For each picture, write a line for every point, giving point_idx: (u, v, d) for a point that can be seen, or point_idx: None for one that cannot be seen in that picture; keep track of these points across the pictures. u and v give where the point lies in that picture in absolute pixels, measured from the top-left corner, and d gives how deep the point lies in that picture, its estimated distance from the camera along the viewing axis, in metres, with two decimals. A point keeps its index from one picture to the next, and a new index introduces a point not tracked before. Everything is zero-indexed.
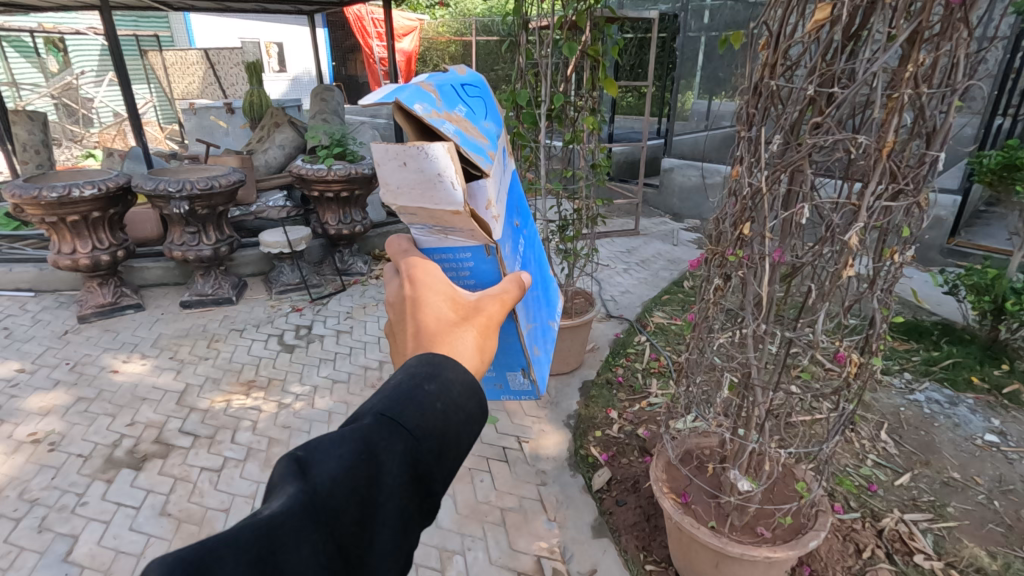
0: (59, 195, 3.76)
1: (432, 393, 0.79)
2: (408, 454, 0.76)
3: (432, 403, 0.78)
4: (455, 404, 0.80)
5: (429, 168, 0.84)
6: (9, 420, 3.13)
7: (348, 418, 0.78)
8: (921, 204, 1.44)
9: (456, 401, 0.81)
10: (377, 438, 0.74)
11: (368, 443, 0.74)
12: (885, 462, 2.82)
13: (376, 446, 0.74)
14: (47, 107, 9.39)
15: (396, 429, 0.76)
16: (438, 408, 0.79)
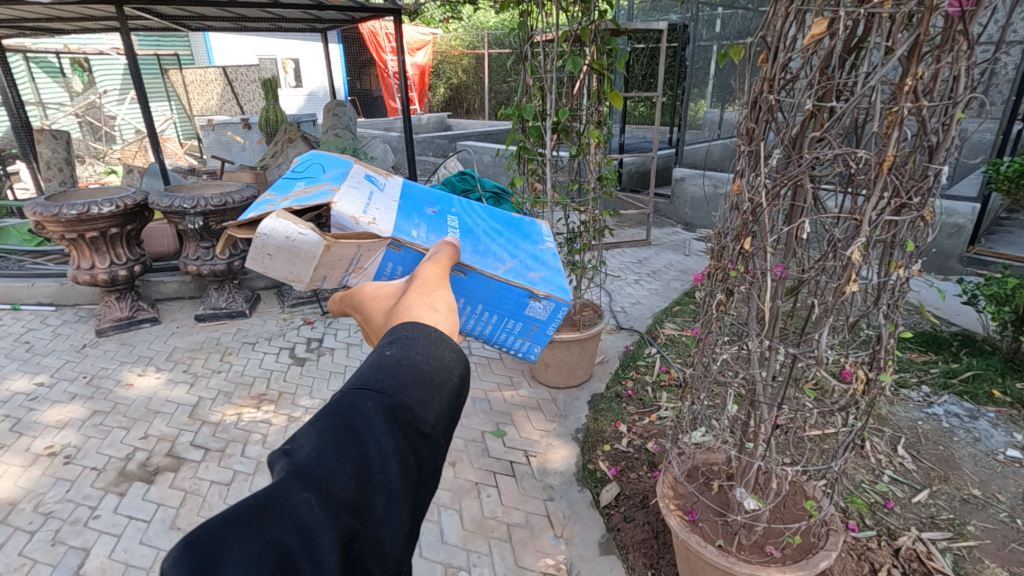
0: (79, 213, 3.86)
1: (395, 359, 0.88)
2: (382, 404, 0.82)
3: (399, 361, 0.88)
4: (406, 366, 0.87)
5: (298, 239, 1.26)
6: (27, 433, 3.20)
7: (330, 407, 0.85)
8: (926, 217, 1.41)
9: (417, 359, 0.89)
10: (348, 404, 0.82)
11: (341, 415, 0.80)
12: (901, 478, 2.75)
13: (352, 409, 0.81)
14: (71, 125, 9.68)
15: (364, 392, 0.83)
16: (404, 364, 0.87)
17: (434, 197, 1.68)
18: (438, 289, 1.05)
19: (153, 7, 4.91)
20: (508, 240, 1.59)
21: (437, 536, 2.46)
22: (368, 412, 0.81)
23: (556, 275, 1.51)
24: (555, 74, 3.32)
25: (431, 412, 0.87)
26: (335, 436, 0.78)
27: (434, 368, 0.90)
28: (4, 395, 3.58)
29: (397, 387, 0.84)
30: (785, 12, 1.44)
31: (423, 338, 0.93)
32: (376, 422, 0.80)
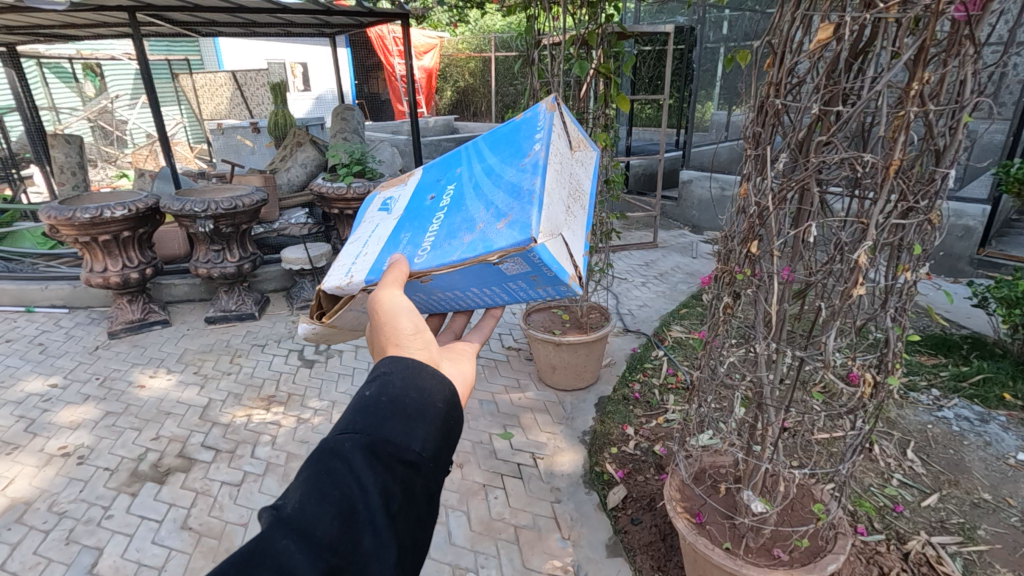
0: (92, 217, 3.92)
1: (373, 396, 0.93)
2: (360, 442, 0.85)
3: (378, 398, 0.93)
4: (382, 401, 0.92)
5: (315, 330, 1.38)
6: (41, 434, 3.25)
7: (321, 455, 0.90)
8: (933, 221, 1.41)
9: (394, 394, 0.94)
10: (329, 450, 0.85)
11: (321, 456, 0.84)
12: (911, 482, 2.74)
13: (332, 454, 0.84)
14: (83, 129, 9.81)
15: (344, 434, 0.87)
16: (383, 401, 0.92)
17: (442, 166, 1.55)
18: (391, 321, 1.06)
19: (165, 13, 4.98)
20: (493, 179, 1.33)
21: (445, 537, 2.47)
22: (346, 452, 0.84)
23: (526, 208, 1.17)
24: (562, 78, 3.33)
25: (414, 440, 0.90)
26: (319, 481, 0.81)
27: (414, 400, 0.94)
28: (19, 396, 3.64)
29: (376, 424, 0.89)
30: (792, 17, 1.45)
31: (398, 372, 0.97)
32: (357, 458, 0.84)
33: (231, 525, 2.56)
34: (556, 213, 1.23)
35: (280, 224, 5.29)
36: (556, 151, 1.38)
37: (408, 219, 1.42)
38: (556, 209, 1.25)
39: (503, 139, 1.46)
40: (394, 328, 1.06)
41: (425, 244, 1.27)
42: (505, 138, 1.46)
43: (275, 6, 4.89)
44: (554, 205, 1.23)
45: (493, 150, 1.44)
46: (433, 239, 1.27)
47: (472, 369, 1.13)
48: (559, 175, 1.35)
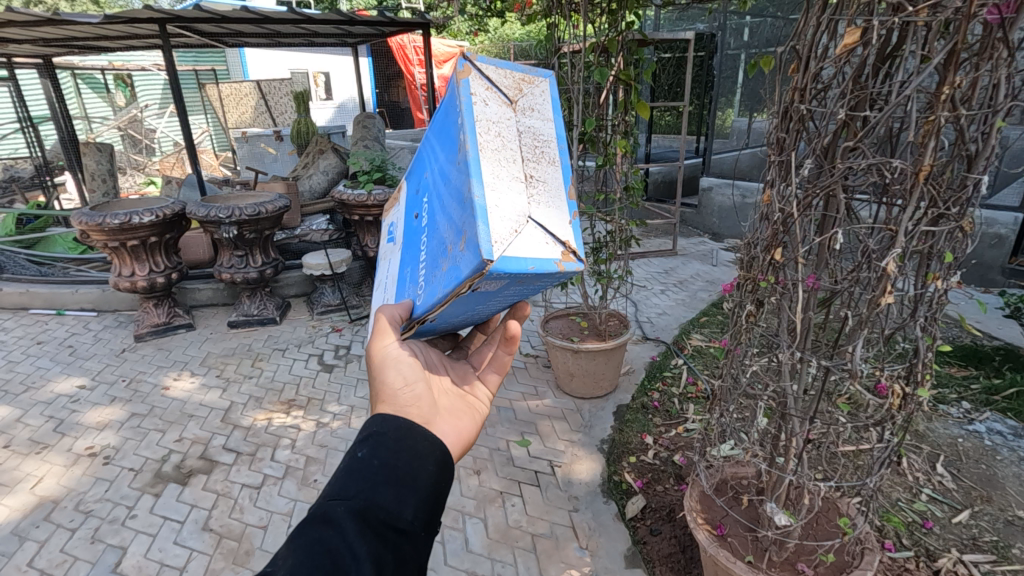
0: (121, 222, 4.02)
1: (363, 457, 0.93)
2: (353, 508, 0.86)
3: (371, 459, 0.93)
4: (374, 463, 0.93)
5: None
6: (69, 434, 3.32)
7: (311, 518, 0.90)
8: (965, 228, 1.37)
9: (388, 454, 0.95)
10: (319, 515, 0.85)
11: (312, 523, 0.84)
12: (941, 497, 2.66)
13: (324, 519, 0.85)
14: (113, 138, 10.09)
15: (335, 500, 0.87)
16: (377, 463, 0.93)
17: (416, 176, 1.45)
18: (380, 372, 1.12)
19: (194, 26, 5.11)
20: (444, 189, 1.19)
21: (462, 544, 2.46)
22: (339, 518, 0.85)
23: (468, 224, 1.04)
24: (581, 85, 3.34)
25: (406, 506, 0.90)
26: (309, 550, 0.81)
27: (408, 461, 0.96)
28: (49, 397, 3.73)
29: (369, 488, 0.90)
30: (817, 22, 1.44)
31: (391, 433, 0.99)
32: (347, 524, 0.84)
33: (251, 527, 2.59)
34: (508, 206, 1.08)
35: (301, 230, 5.36)
36: (491, 114, 1.15)
37: (408, 250, 1.38)
38: (507, 199, 1.08)
39: (444, 127, 1.27)
40: (383, 381, 1.12)
41: (419, 282, 1.22)
42: (446, 125, 1.26)
43: (299, 17, 4.98)
44: (502, 199, 1.07)
45: (439, 149, 1.28)
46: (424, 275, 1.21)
47: (467, 427, 1.15)
48: (500, 147, 1.13)
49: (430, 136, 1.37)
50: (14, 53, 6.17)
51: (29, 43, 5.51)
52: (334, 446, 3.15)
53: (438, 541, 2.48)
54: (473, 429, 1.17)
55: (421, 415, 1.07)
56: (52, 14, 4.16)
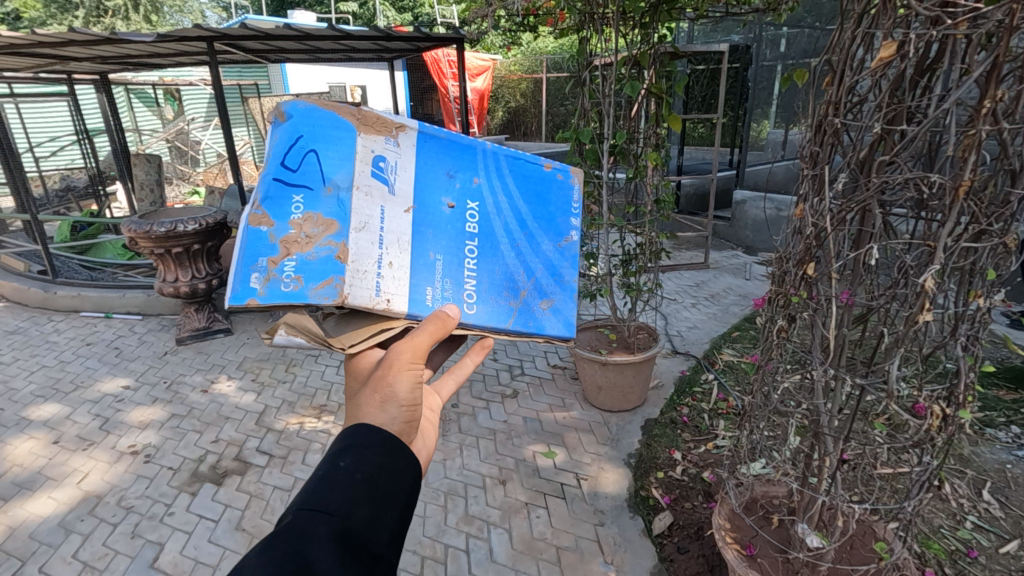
0: (166, 230, 4.21)
1: (346, 469, 0.98)
2: (332, 525, 0.90)
3: (353, 473, 0.98)
4: (357, 478, 0.98)
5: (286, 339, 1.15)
6: (113, 432, 3.47)
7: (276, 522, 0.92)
8: (1009, 244, 1.33)
9: (370, 472, 1.00)
10: (297, 527, 0.89)
11: (289, 533, 0.87)
12: (987, 526, 2.54)
13: (302, 533, 0.88)
14: (162, 149, 10.56)
15: (317, 516, 0.91)
16: (359, 478, 0.98)
17: (454, 157, 1.34)
18: (391, 379, 1.10)
19: (241, 43, 5.33)
20: (530, 236, 1.36)
21: (486, 554, 2.47)
22: (320, 536, 0.88)
23: (568, 302, 1.34)
24: (613, 99, 3.34)
25: (380, 528, 0.96)
26: (286, 562, 0.83)
27: (386, 480, 1.00)
28: (95, 396, 3.90)
29: (348, 505, 0.94)
30: (853, 35, 1.42)
31: (377, 444, 1.03)
32: (325, 541, 0.88)
33: None
34: None
35: None
36: None
37: (424, 226, 1.25)
38: None
39: (538, 182, 1.41)
40: (391, 389, 1.10)
41: (469, 288, 1.24)
42: (541, 182, 1.42)
43: (339, 34, 5.14)
44: None
45: (523, 189, 1.38)
46: (476, 283, 1.25)
47: (433, 441, 1.23)
48: None
49: (503, 153, 1.38)
50: (73, 70, 6.53)
51: (87, 60, 5.84)
52: None
53: (462, 550, 2.49)
54: (434, 442, 1.23)
55: (407, 427, 1.11)
56: (110, 33, 4.40)
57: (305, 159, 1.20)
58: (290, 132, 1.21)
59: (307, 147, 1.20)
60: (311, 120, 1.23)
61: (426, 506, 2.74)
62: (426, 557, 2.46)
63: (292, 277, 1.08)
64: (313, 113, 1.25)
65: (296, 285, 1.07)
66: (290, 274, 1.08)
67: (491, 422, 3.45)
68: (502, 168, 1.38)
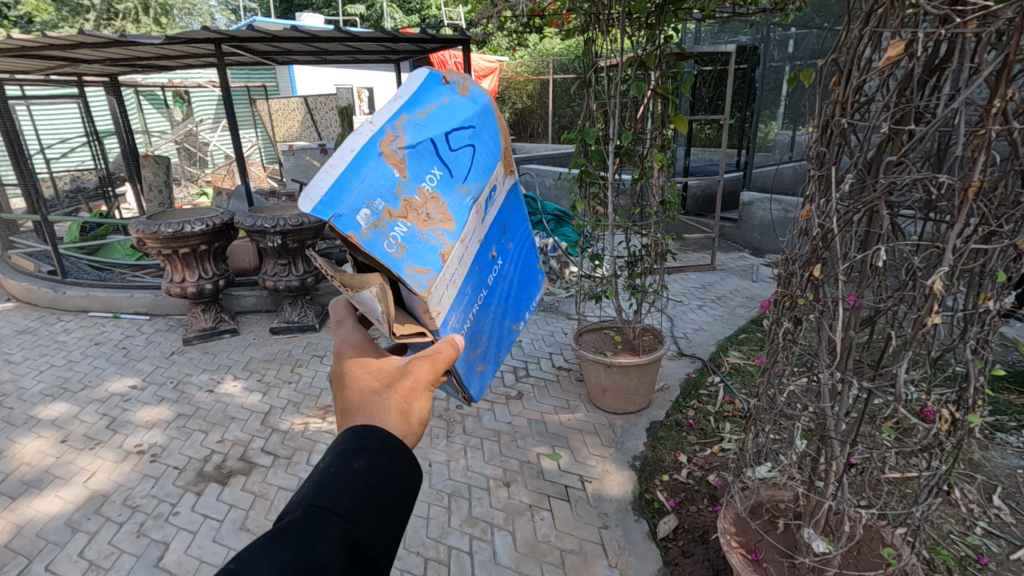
0: (173, 231, 4.23)
1: (359, 469, 0.84)
2: (345, 534, 0.78)
3: (368, 474, 0.84)
4: (373, 482, 0.84)
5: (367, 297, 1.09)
6: (120, 431, 3.49)
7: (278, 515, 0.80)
8: (1020, 246, 1.30)
9: (384, 479, 0.85)
10: (304, 530, 0.76)
11: (295, 540, 0.74)
12: (997, 532, 2.51)
13: (307, 538, 0.74)
14: (170, 151, 10.65)
15: (330, 519, 0.78)
16: (373, 480, 0.84)
17: (513, 219, 1.40)
18: (412, 392, 0.97)
19: (248, 45, 5.35)
20: (507, 307, 1.39)
21: (489, 556, 2.46)
22: (327, 546, 0.75)
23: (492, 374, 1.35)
24: (618, 100, 3.33)
25: (388, 545, 0.82)
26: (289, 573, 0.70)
27: (400, 490, 0.86)
28: (103, 395, 3.93)
29: (361, 514, 0.81)
30: (861, 35, 1.40)
31: (390, 446, 0.90)
32: (332, 555, 0.74)
33: None
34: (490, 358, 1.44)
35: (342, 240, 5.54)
36: None
37: (480, 260, 1.24)
38: None
39: (532, 273, 1.49)
40: (409, 404, 0.96)
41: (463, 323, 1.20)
42: (531, 274, 1.50)
43: (346, 36, 5.16)
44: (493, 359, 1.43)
45: (521, 271, 1.44)
46: (468, 327, 1.23)
47: None
48: None
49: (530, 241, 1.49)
50: (83, 72, 6.58)
51: (97, 62, 5.89)
52: None
53: (466, 551, 2.49)
54: None
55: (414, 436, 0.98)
56: (119, 36, 4.43)
57: (465, 144, 1.18)
58: (465, 115, 1.20)
59: (469, 136, 1.19)
60: (482, 120, 1.25)
61: (430, 508, 2.74)
62: (429, 559, 2.45)
63: (404, 249, 1.01)
64: (485, 116, 1.27)
65: (397, 253, 1.01)
66: (405, 243, 1.02)
67: (496, 423, 3.44)
68: (524, 250, 1.45)
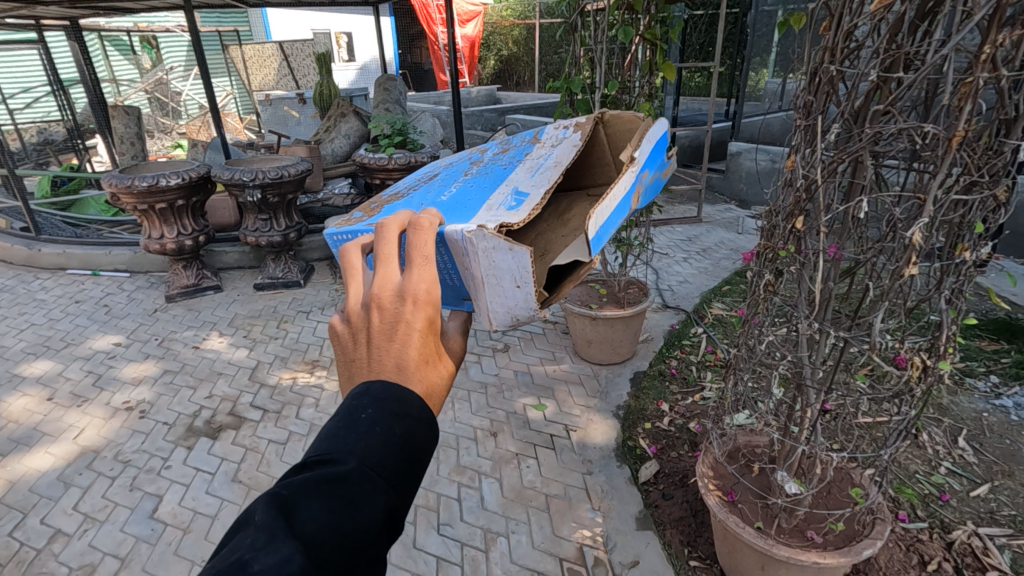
0: (149, 185, 4.09)
1: (407, 434, 0.74)
2: (389, 507, 0.71)
3: (417, 440, 0.75)
4: (422, 450, 0.76)
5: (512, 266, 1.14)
6: (107, 388, 3.49)
7: (319, 455, 0.71)
8: (1000, 197, 1.31)
9: (428, 450, 0.77)
10: (353, 492, 0.69)
11: (344, 499, 0.68)
12: (961, 471, 2.64)
13: (354, 509, 0.68)
14: (141, 101, 10.22)
15: (376, 482, 0.71)
16: (420, 448, 0.76)
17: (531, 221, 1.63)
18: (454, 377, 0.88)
19: None
20: None
21: (477, 502, 2.54)
22: (374, 515, 0.70)
23: None
24: (605, 46, 3.23)
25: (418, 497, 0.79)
26: (338, 540, 0.67)
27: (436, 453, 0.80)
28: (87, 353, 3.90)
29: (403, 478, 0.74)
30: None
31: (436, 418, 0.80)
32: (376, 521, 0.70)
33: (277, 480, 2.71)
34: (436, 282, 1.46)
35: (324, 195, 5.43)
36: None
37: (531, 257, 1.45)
38: None
39: None
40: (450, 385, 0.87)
41: None
42: None
43: None
44: None
45: None
46: None
47: None
48: None
49: None
50: (41, 15, 6.20)
51: (55, 5, 5.54)
52: None
53: (455, 498, 2.57)
54: None
55: None
56: None
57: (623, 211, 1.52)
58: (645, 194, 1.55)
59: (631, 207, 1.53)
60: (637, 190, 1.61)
61: None
62: (419, 505, 2.53)
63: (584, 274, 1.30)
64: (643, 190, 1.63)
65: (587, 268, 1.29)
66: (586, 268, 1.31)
67: (483, 376, 3.49)
68: None
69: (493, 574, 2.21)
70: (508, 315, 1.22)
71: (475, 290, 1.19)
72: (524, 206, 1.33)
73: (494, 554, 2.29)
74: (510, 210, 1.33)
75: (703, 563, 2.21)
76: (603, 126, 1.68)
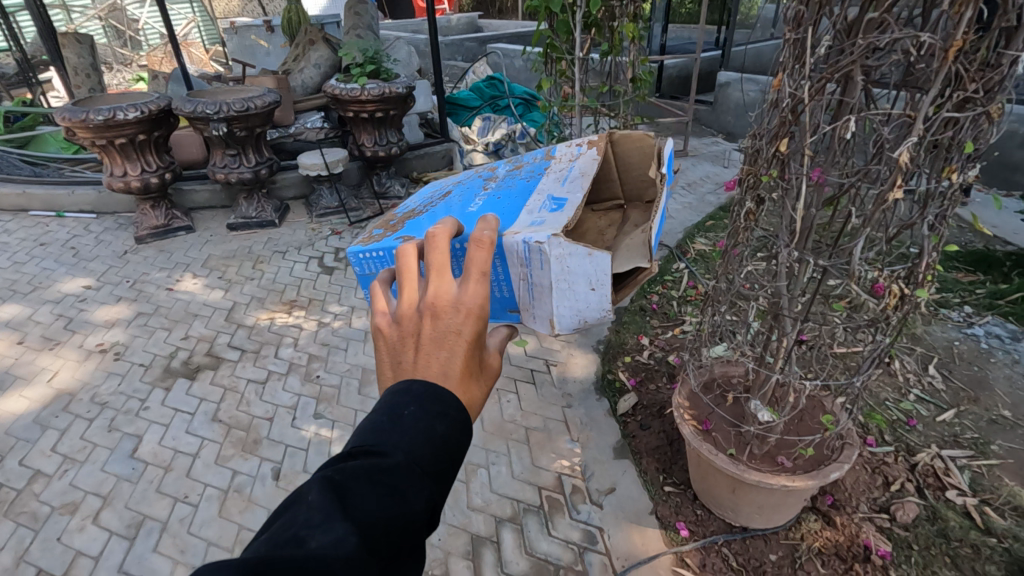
0: (105, 118, 3.83)
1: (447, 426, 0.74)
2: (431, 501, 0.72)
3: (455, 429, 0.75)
4: (460, 448, 0.76)
5: (586, 272, 1.37)
6: (79, 331, 3.41)
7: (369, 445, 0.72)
8: (992, 115, 1.24)
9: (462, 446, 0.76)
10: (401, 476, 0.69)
11: (390, 485, 0.68)
12: (929, 398, 2.71)
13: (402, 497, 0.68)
14: (96, 29, 9.56)
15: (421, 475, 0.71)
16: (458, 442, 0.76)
17: None
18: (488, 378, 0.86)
19: None
20: None
21: None
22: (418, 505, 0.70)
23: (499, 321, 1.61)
24: None
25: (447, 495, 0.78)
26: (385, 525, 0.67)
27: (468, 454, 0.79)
28: (56, 296, 3.79)
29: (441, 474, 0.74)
30: None
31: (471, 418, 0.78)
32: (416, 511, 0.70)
33: (258, 418, 2.70)
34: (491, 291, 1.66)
35: (295, 129, 5.11)
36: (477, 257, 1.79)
37: None
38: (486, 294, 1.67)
39: None
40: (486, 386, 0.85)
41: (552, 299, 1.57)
42: None
43: None
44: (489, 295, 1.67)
45: None
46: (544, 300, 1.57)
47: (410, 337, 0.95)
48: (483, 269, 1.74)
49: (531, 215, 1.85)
50: None
51: None
52: (335, 345, 3.22)
53: None
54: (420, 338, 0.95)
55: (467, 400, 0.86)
56: None
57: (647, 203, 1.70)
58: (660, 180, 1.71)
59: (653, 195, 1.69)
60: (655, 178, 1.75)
61: None
62: None
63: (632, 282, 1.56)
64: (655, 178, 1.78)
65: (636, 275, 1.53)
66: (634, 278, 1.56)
67: None
68: None
69: (473, 503, 2.26)
70: (575, 316, 1.44)
71: (543, 296, 1.42)
72: (565, 208, 1.48)
73: (474, 484, 2.34)
74: (554, 211, 1.49)
75: (677, 489, 2.28)
76: (612, 145, 1.78)
